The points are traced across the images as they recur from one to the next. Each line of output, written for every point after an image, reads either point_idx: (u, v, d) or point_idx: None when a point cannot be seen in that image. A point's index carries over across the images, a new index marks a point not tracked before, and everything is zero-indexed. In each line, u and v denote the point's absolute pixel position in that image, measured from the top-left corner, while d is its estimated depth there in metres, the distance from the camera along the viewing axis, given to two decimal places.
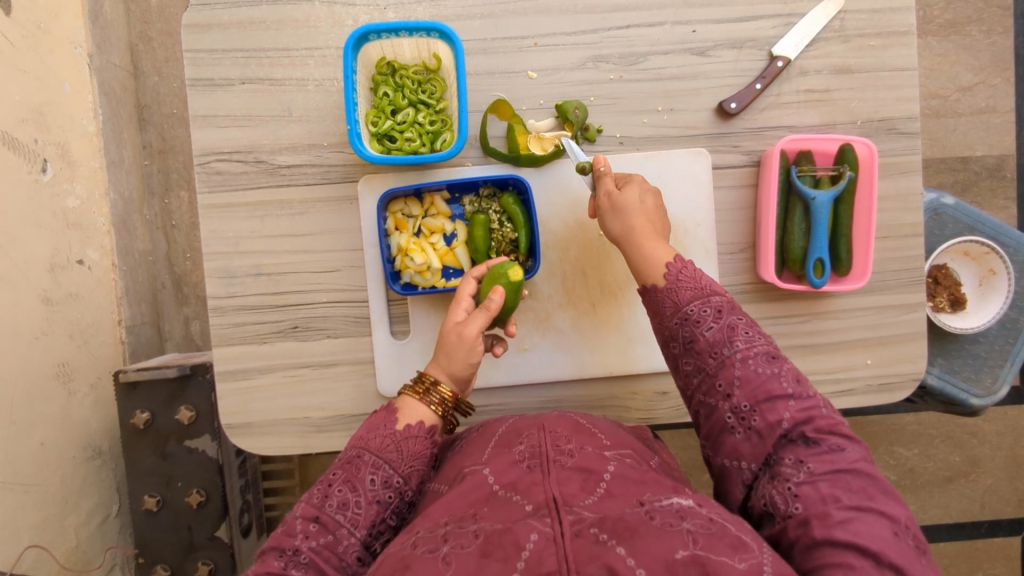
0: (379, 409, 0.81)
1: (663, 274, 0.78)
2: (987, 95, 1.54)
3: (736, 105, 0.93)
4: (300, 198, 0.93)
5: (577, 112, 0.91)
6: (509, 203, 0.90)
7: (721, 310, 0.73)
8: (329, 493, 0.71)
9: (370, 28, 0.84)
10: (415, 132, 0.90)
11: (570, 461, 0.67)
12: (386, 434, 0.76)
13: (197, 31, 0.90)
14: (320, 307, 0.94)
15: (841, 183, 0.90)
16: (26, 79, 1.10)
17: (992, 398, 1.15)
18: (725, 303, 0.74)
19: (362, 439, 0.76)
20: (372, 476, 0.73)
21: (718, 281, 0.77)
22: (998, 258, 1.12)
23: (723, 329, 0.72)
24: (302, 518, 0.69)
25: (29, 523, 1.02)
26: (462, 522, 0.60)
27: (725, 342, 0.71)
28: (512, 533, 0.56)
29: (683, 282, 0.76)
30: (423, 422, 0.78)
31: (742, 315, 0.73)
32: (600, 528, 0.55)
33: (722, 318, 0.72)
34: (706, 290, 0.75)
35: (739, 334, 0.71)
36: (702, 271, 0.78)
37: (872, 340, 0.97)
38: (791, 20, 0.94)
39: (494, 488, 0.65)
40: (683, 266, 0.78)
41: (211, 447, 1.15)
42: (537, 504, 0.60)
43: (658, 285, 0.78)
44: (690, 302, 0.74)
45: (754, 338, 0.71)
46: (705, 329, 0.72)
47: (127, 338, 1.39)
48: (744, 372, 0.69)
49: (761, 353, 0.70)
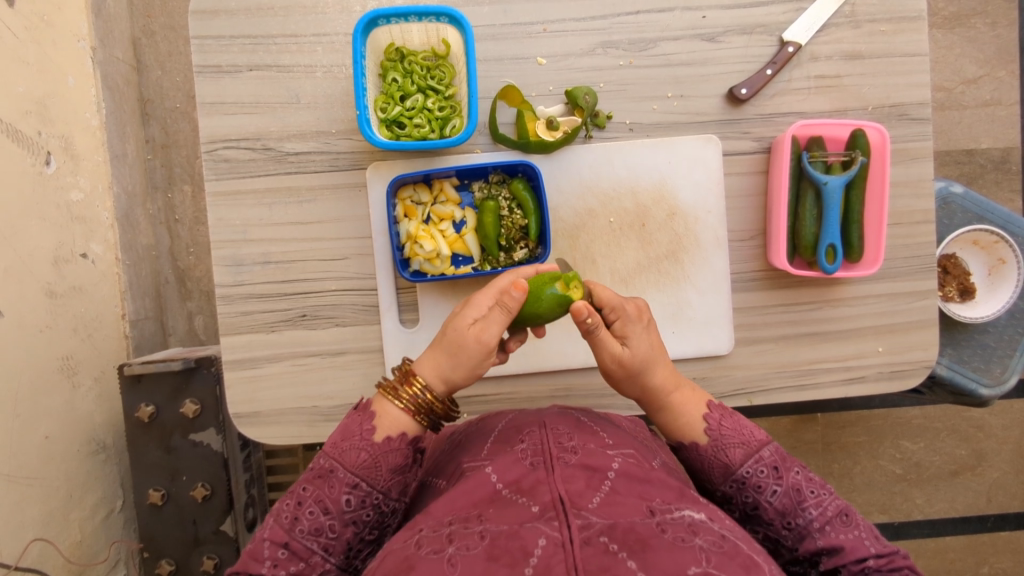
0: (355, 410, 0.76)
1: (704, 429, 0.76)
2: (992, 88, 1.54)
3: (746, 91, 0.92)
4: (307, 185, 0.93)
5: (587, 98, 0.90)
6: (518, 188, 0.90)
7: (777, 467, 0.72)
8: (299, 517, 0.69)
9: (379, 12, 0.84)
10: (424, 118, 0.90)
11: (574, 459, 0.67)
12: (361, 446, 0.72)
13: (204, 17, 0.90)
14: (328, 295, 0.94)
15: (852, 169, 0.89)
16: (28, 72, 1.09)
17: (1002, 388, 1.13)
18: (778, 457, 0.73)
19: (334, 450, 0.72)
20: (346, 496, 0.70)
21: (759, 427, 0.76)
22: (1007, 247, 1.11)
23: (786, 492, 0.71)
24: (270, 542, 0.69)
25: (34, 517, 1.01)
26: (467, 523, 0.59)
27: (792, 507, 0.71)
28: (520, 539, 0.55)
29: (731, 440, 0.75)
30: (405, 434, 0.74)
31: (795, 466, 0.73)
32: (610, 538, 0.54)
33: (783, 478, 0.71)
34: (755, 444, 0.74)
35: (805, 495, 0.71)
36: (741, 418, 0.77)
37: (884, 327, 0.96)
38: (801, 6, 0.94)
39: (497, 488, 0.64)
40: (724, 416, 0.77)
41: (217, 440, 1.15)
42: (543, 506, 0.59)
43: (700, 442, 0.76)
44: (744, 464, 0.73)
45: (816, 493, 0.71)
46: (769, 494, 0.71)
47: (131, 333, 1.38)
48: (823, 540, 0.69)
49: (833, 513, 0.70)
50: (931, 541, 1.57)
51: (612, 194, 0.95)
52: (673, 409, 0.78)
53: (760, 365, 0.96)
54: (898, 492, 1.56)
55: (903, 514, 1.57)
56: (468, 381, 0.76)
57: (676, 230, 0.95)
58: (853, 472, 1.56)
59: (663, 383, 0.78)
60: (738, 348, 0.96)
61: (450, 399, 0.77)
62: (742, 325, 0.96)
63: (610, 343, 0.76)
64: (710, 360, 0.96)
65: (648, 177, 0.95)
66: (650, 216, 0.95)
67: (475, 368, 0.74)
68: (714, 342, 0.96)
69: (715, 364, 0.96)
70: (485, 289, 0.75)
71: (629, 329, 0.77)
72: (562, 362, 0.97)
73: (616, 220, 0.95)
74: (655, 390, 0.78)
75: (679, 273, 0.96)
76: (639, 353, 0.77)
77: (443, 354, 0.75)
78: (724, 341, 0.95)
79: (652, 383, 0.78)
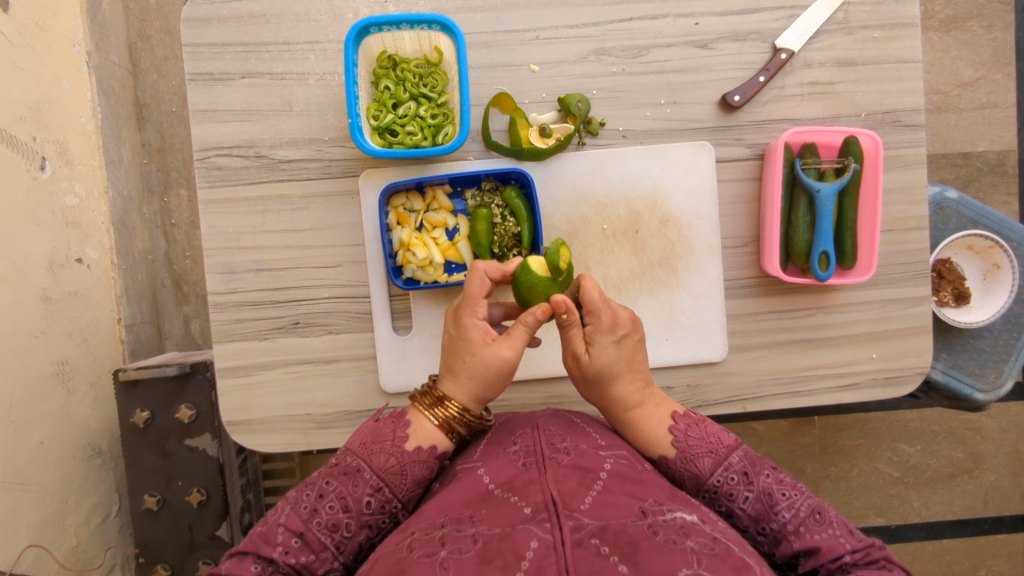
0: (386, 417, 0.77)
1: (670, 442, 0.76)
2: (989, 90, 1.54)
3: (739, 98, 0.93)
4: (300, 193, 0.93)
5: (580, 105, 0.90)
6: (511, 196, 0.90)
7: (747, 472, 0.72)
8: (318, 509, 0.68)
9: (371, 20, 0.84)
10: (416, 126, 0.90)
11: (566, 459, 0.66)
12: (391, 451, 0.72)
13: (196, 25, 0.90)
14: (321, 302, 0.94)
15: (845, 176, 0.89)
16: (23, 77, 1.09)
17: (996, 393, 1.13)
18: (746, 463, 0.73)
19: (364, 451, 0.73)
20: (368, 498, 0.70)
21: (727, 431, 0.76)
22: (1002, 253, 1.11)
23: (758, 497, 0.71)
24: (284, 529, 0.67)
25: (29, 523, 1.01)
26: (459, 524, 0.59)
27: (765, 512, 0.70)
28: (512, 540, 0.55)
29: (698, 450, 0.74)
30: (434, 447, 0.74)
31: (765, 469, 0.73)
32: (601, 540, 0.54)
33: (753, 484, 0.71)
34: (722, 450, 0.74)
35: (776, 498, 0.70)
36: (709, 424, 0.77)
37: (878, 333, 0.96)
38: (794, 13, 0.94)
39: (490, 488, 0.64)
40: (690, 425, 0.77)
41: (211, 445, 1.14)
42: (535, 507, 0.59)
43: (668, 455, 0.76)
44: (714, 473, 0.72)
45: (788, 495, 0.70)
46: (741, 502, 0.71)
47: (127, 337, 1.38)
48: (799, 542, 0.68)
49: (806, 513, 0.69)
50: (929, 544, 1.57)
51: (605, 202, 0.95)
52: (632, 425, 0.78)
53: (753, 372, 0.96)
54: (895, 494, 1.56)
55: (901, 516, 1.57)
56: (502, 391, 0.78)
57: (670, 237, 0.95)
58: (850, 474, 1.56)
59: (620, 396, 0.78)
60: (731, 355, 0.96)
61: (484, 413, 0.78)
62: (736, 332, 0.96)
63: (577, 343, 0.77)
64: (704, 366, 0.96)
65: (642, 184, 0.95)
66: (643, 222, 0.95)
67: (503, 378, 0.76)
68: (707, 349, 0.96)
69: (709, 371, 0.96)
70: (469, 302, 0.77)
71: (598, 337, 0.77)
72: (556, 368, 0.97)
73: (609, 227, 0.95)
74: (616, 400, 0.78)
75: (673, 279, 0.96)
76: (598, 363, 0.77)
77: (468, 378, 0.75)
78: (717, 349, 0.95)
79: (611, 393, 0.78)
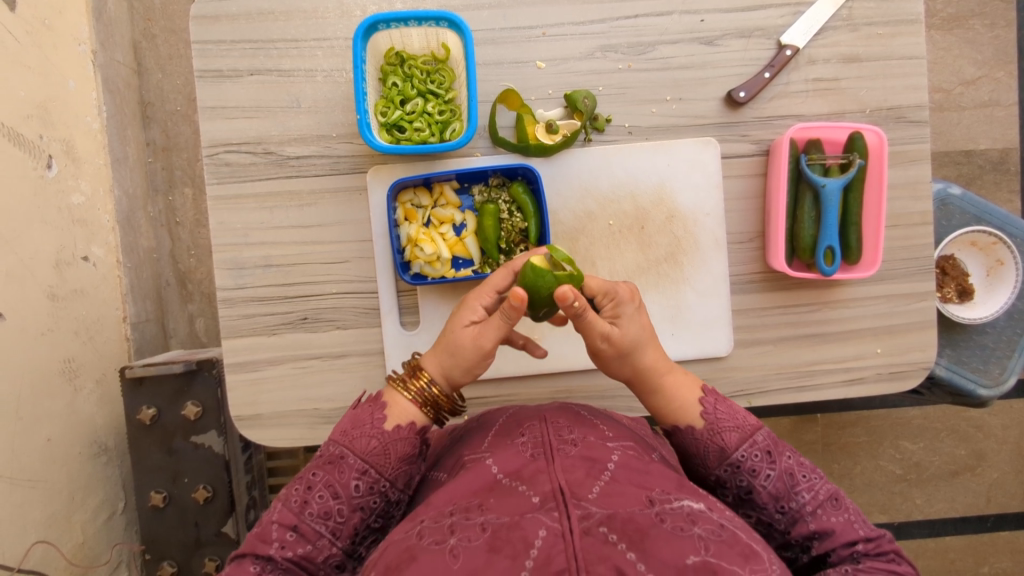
0: (362, 403, 0.77)
1: (699, 413, 0.77)
2: (990, 89, 1.54)
3: (744, 95, 0.93)
4: (308, 189, 0.93)
5: (586, 101, 0.90)
6: (518, 192, 0.91)
7: (771, 451, 0.72)
8: (308, 500, 0.69)
9: (379, 17, 0.85)
10: (424, 122, 0.90)
11: (574, 450, 0.67)
12: (371, 434, 0.72)
13: (205, 22, 0.90)
14: (328, 298, 0.94)
15: (850, 171, 0.90)
16: (29, 76, 1.10)
17: (1000, 389, 1.14)
18: (771, 442, 0.72)
19: (345, 438, 0.73)
20: (355, 482, 0.70)
21: (754, 412, 0.76)
22: (1005, 249, 1.12)
23: (780, 476, 0.70)
24: (278, 525, 0.68)
25: (37, 519, 1.01)
26: (468, 513, 0.60)
27: (785, 491, 0.70)
28: (520, 529, 0.55)
29: (726, 424, 0.74)
30: (414, 423, 0.75)
31: (787, 450, 0.72)
32: (609, 528, 0.54)
33: (776, 462, 0.71)
34: (749, 428, 0.74)
35: (797, 479, 0.70)
36: (737, 403, 0.78)
37: (883, 328, 0.97)
38: (799, 9, 0.94)
39: (497, 478, 0.65)
40: (718, 402, 0.77)
41: (218, 441, 1.15)
42: (543, 497, 0.59)
43: (695, 426, 0.76)
44: (739, 447, 0.72)
45: (809, 478, 0.70)
46: (763, 478, 0.71)
47: (132, 335, 1.38)
48: (815, 523, 0.68)
49: (825, 497, 0.69)
50: (931, 541, 1.57)
51: (611, 198, 0.95)
52: (664, 393, 0.79)
53: (759, 367, 0.97)
54: (898, 492, 1.57)
55: (904, 514, 1.57)
56: (470, 374, 0.77)
57: (675, 233, 0.96)
58: (853, 472, 1.56)
59: (653, 364, 0.78)
60: (737, 350, 0.97)
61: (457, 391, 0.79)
62: (741, 327, 0.97)
63: (601, 324, 0.75)
64: (709, 362, 0.97)
65: (648, 180, 0.95)
66: (650, 219, 0.96)
67: (477, 361, 0.76)
68: (713, 344, 0.96)
69: (714, 366, 0.97)
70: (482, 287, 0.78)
71: (622, 311, 0.77)
72: (562, 364, 0.98)
73: (616, 223, 0.96)
74: (649, 369, 0.79)
75: (679, 275, 0.96)
76: (629, 334, 0.77)
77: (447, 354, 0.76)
78: (723, 343, 0.96)
79: (644, 363, 0.78)
